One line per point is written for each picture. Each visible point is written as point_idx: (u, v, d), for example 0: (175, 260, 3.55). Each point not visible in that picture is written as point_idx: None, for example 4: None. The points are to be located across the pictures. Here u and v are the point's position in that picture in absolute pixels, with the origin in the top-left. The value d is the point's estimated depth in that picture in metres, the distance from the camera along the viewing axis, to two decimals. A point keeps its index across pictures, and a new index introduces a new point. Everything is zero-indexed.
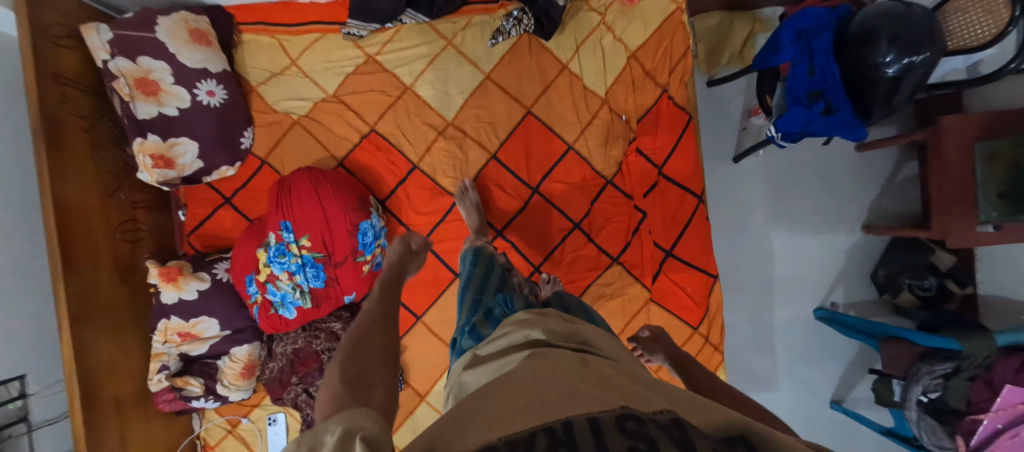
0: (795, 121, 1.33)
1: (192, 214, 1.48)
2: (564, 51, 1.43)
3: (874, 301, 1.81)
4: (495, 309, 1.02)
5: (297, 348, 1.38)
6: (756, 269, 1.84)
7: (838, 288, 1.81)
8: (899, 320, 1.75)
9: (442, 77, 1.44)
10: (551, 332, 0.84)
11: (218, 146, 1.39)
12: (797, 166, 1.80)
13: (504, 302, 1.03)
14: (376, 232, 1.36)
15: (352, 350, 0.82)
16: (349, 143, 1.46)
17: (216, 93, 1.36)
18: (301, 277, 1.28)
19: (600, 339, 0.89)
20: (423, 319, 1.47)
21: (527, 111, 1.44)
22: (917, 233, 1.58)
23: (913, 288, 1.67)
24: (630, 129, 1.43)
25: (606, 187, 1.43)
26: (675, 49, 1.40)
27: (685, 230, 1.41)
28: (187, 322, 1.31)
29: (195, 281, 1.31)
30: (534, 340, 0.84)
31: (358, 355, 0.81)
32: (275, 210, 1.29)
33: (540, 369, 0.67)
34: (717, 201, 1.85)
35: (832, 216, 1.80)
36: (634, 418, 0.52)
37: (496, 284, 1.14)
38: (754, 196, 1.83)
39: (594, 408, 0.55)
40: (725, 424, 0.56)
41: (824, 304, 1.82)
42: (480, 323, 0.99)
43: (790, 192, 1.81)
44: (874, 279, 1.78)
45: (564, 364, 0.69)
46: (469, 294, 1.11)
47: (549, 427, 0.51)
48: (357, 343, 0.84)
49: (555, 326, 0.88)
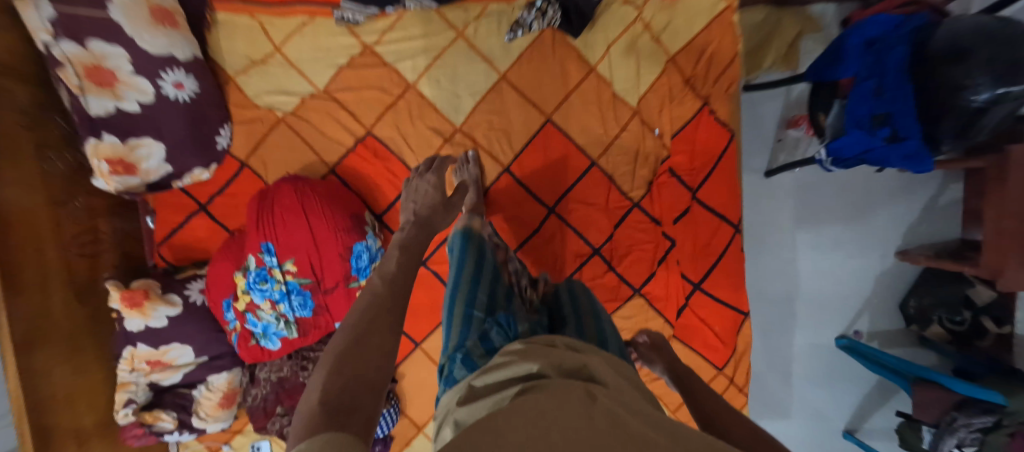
0: (854, 145, 1.18)
1: (163, 221, 1.30)
2: (593, 51, 1.23)
3: (899, 332, 1.71)
4: (492, 332, 0.87)
5: (282, 377, 1.26)
6: (777, 290, 1.73)
7: (863, 317, 1.71)
8: (922, 353, 1.68)
9: (450, 76, 1.25)
10: (558, 365, 0.69)
11: (189, 147, 1.19)
12: (831, 183, 1.67)
13: (502, 324, 0.89)
14: (372, 254, 1.20)
15: (345, 349, 0.69)
16: (343, 148, 1.28)
17: (186, 85, 1.16)
18: (285, 306, 1.13)
19: (615, 374, 0.73)
20: (423, 345, 1.35)
21: (547, 118, 1.26)
22: (962, 268, 1.42)
23: (944, 322, 1.57)
24: (663, 145, 1.26)
25: (632, 211, 1.27)
26: (721, 55, 1.21)
27: (718, 264, 1.25)
28: (156, 349, 1.17)
29: (164, 307, 1.16)
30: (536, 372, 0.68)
31: (353, 356, 0.68)
32: (255, 226, 1.11)
33: (540, 405, 0.52)
34: (751, 218, 1.74)
35: (864, 238, 1.68)
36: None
37: (496, 296, 0.99)
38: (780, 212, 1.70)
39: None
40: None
41: (846, 333, 1.72)
42: (475, 352, 0.83)
43: (820, 210, 1.68)
44: (904, 310, 1.68)
45: (569, 398, 0.54)
46: (460, 304, 0.96)
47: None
48: (354, 341, 0.71)
49: (563, 357, 0.72)
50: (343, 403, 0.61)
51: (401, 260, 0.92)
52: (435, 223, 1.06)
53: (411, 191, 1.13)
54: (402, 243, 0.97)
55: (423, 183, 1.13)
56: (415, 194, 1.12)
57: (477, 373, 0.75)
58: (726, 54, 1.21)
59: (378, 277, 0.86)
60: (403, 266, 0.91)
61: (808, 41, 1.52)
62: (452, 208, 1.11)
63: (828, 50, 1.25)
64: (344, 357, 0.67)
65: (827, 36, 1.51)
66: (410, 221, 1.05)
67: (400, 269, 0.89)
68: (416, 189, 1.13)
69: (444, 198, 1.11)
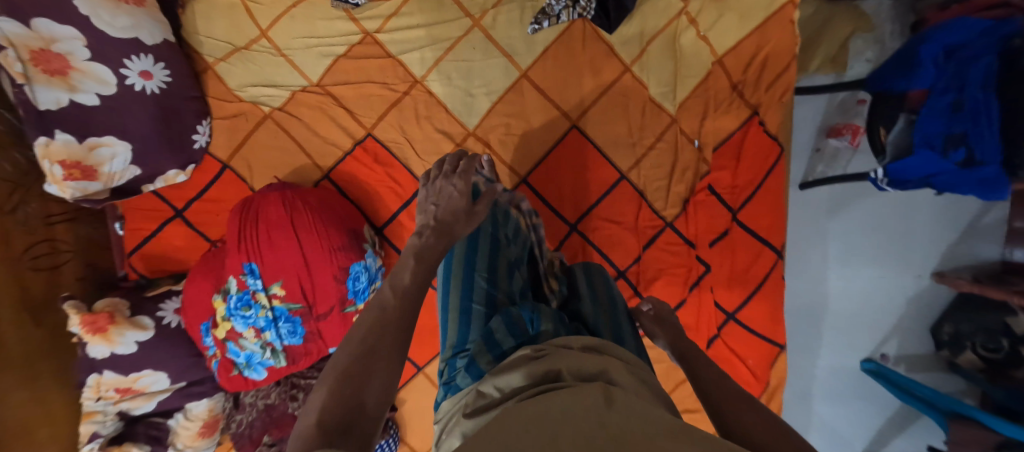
0: (919, 167, 1.05)
1: (133, 229, 1.15)
2: (629, 48, 1.07)
3: (928, 356, 1.61)
4: (497, 326, 0.79)
5: (269, 405, 1.12)
6: (803, 306, 1.62)
7: (891, 339, 1.60)
8: (951, 378, 1.60)
9: (464, 71, 1.09)
10: (570, 367, 0.61)
11: (161, 146, 1.03)
12: (868, 194, 1.56)
13: (508, 318, 0.80)
14: (371, 275, 1.05)
15: (350, 352, 0.60)
16: (339, 150, 1.13)
17: (156, 75, 0.99)
18: (272, 334, 0.99)
19: (634, 374, 0.65)
20: (426, 370, 1.23)
21: (572, 124, 1.10)
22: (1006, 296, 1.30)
23: (978, 348, 1.46)
24: (703, 159, 1.10)
25: (664, 231, 1.13)
26: (776, 59, 1.06)
27: (756, 293, 1.13)
28: (126, 376, 1.03)
29: (133, 331, 1.02)
30: (548, 376, 0.61)
31: (357, 360, 0.59)
32: (236, 243, 0.96)
33: (546, 424, 0.45)
34: (796, 228, 1.59)
35: (899, 256, 1.57)
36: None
37: (502, 284, 0.90)
38: (810, 225, 1.59)
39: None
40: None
41: (873, 356, 1.61)
42: (478, 353, 0.75)
43: (854, 225, 1.57)
44: (936, 335, 1.57)
45: (579, 412, 0.47)
46: (459, 297, 0.88)
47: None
48: (356, 341, 0.62)
49: (576, 356, 0.64)
50: (345, 422, 0.52)
51: (415, 268, 0.75)
52: (457, 231, 0.85)
53: (433, 192, 0.92)
54: (417, 250, 0.79)
55: (448, 186, 0.91)
56: (437, 197, 0.91)
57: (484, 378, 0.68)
58: (782, 57, 1.05)
59: (389, 288, 0.72)
60: (420, 277, 0.75)
61: (858, 41, 1.40)
62: (476, 215, 0.88)
63: (900, 53, 1.08)
64: (343, 361, 0.58)
65: (879, 35, 1.39)
66: (425, 229, 0.85)
67: (416, 281, 0.74)
68: (439, 192, 0.91)
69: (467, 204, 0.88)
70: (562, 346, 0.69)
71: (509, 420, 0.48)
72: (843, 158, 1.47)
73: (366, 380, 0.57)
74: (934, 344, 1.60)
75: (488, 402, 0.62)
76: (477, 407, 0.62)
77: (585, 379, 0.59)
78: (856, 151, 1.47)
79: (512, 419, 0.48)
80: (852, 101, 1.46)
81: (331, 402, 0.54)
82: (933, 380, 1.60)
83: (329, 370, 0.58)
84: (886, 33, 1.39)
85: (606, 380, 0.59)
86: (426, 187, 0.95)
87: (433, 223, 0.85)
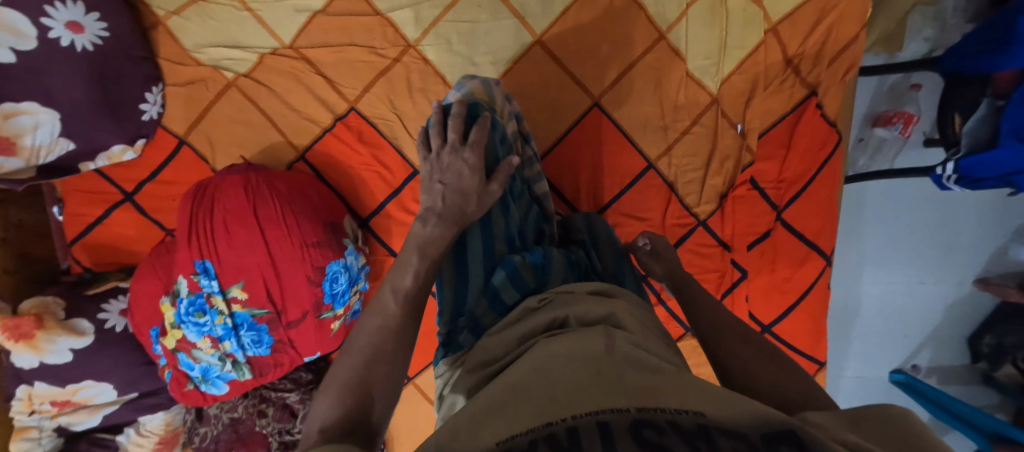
0: (1001, 163, 0.88)
1: (76, 214, 0.98)
2: (665, 10, 0.89)
3: (961, 367, 1.39)
4: (499, 280, 0.69)
5: (236, 419, 0.96)
6: (836, 308, 1.43)
7: (924, 349, 1.40)
8: (984, 390, 1.38)
9: (466, 35, 0.91)
10: (574, 311, 0.57)
11: (99, 117, 0.85)
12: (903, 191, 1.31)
13: (512, 268, 0.69)
14: (352, 275, 0.89)
15: (350, 363, 0.56)
16: (317, 127, 0.95)
17: (88, 29, 0.81)
18: (232, 345, 0.83)
19: (641, 313, 0.62)
20: (417, 380, 1.08)
21: (594, 101, 0.93)
22: None
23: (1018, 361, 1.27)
24: (746, 147, 0.94)
25: (696, 230, 0.97)
26: (842, 29, 0.88)
27: (798, 305, 0.98)
28: (63, 388, 0.87)
29: (67, 336, 0.86)
30: (552, 324, 0.57)
31: (359, 371, 0.54)
32: (187, 237, 0.79)
33: (543, 378, 0.44)
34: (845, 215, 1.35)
35: (942, 258, 1.34)
36: (656, 426, 0.33)
37: (500, 229, 0.75)
38: (846, 222, 1.36)
39: (606, 407, 0.36)
40: (766, 419, 0.35)
41: (902, 367, 1.42)
42: (479, 309, 0.68)
43: (891, 222, 1.34)
44: (974, 346, 1.36)
45: (578, 360, 0.45)
46: (451, 256, 0.73)
47: (546, 437, 0.33)
48: (356, 351, 0.57)
49: (580, 299, 0.60)
50: (350, 430, 0.48)
51: (420, 266, 0.65)
52: (468, 214, 0.69)
53: (438, 166, 0.70)
54: (420, 244, 0.66)
55: (457, 161, 0.69)
56: (444, 173, 0.69)
57: (486, 334, 0.64)
58: (850, 26, 0.87)
59: (390, 296, 0.62)
60: (425, 277, 0.64)
61: (916, 16, 1.13)
62: (489, 195, 0.71)
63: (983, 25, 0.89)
64: (346, 373, 0.54)
65: (940, 11, 1.12)
66: (430, 214, 0.68)
67: (418, 284, 0.63)
68: (446, 166, 0.69)
69: (480, 184, 0.70)
70: (564, 290, 0.65)
71: (509, 376, 0.47)
72: (889, 150, 1.22)
73: (370, 389, 0.53)
74: (969, 355, 1.38)
75: (493, 361, 0.57)
76: (480, 360, 0.59)
77: (591, 323, 0.56)
78: (904, 144, 1.22)
79: (512, 373, 0.48)
80: (904, 86, 1.18)
81: (336, 411, 0.50)
82: (965, 392, 1.39)
83: (330, 381, 0.55)
84: (949, 9, 1.11)
85: (613, 322, 0.56)
86: (430, 156, 0.72)
87: (444, 208, 0.68)
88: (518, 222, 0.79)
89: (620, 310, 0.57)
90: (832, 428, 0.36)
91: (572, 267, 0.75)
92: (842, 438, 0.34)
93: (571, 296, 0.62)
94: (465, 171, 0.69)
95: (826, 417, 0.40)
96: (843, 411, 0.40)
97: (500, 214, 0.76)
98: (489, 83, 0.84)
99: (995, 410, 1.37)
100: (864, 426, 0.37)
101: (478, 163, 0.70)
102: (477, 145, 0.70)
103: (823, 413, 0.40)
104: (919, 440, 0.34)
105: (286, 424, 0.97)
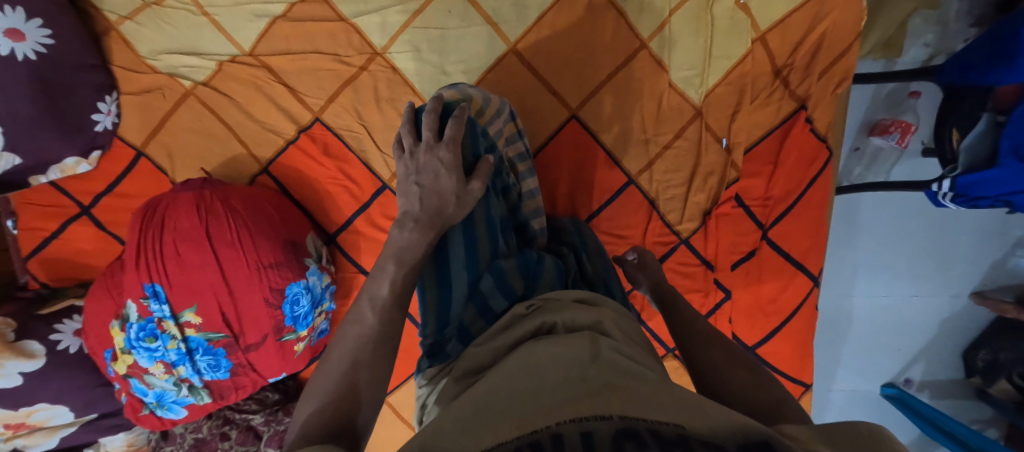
0: (999, 183, 0.83)
1: (30, 228, 0.94)
2: (646, 18, 0.84)
3: (954, 382, 1.28)
4: (486, 286, 0.65)
5: (200, 440, 0.92)
6: (827, 318, 1.29)
7: (916, 362, 1.28)
8: (978, 406, 1.27)
9: (436, 42, 0.86)
10: (561, 317, 0.55)
11: (46, 129, 0.81)
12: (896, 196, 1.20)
13: (499, 273, 0.66)
14: (315, 296, 0.85)
15: (335, 369, 0.52)
16: (281, 138, 0.91)
17: (29, 36, 0.76)
18: (187, 369, 0.80)
19: (627, 321, 0.59)
20: (393, 402, 1.05)
21: (571, 113, 0.88)
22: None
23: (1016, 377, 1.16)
24: (731, 163, 0.89)
25: (678, 248, 0.92)
26: (834, 38, 0.83)
27: (782, 328, 0.94)
28: (16, 411, 0.83)
29: (17, 360, 0.82)
30: (540, 330, 0.55)
31: (342, 380, 0.51)
32: (135, 259, 0.77)
33: (525, 383, 0.41)
34: (838, 214, 1.22)
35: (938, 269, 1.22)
36: (640, 439, 0.30)
37: (482, 235, 0.68)
38: (840, 230, 1.23)
39: (588, 413, 0.33)
40: (748, 427, 0.33)
41: (894, 381, 1.30)
42: (467, 317, 0.65)
43: (885, 226, 1.22)
44: (969, 361, 1.25)
45: (562, 367, 0.42)
46: (431, 267, 0.66)
47: (529, 445, 0.31)
48: (334, 362, 0.53)
49: (567, 306, 0.58)
50: (337, 432, 0.47)
51: (397, 273, 0.59)
52: (449, 216, 0.63)
53: (413, 167, 0.63)
54: (398, 252, 0.60)
55: (433, 160, 0.62)
56: (420, 174, 0.62)
57: (473, 342, 0.60)
58: (843, 36, 0.82)
59: (366, 305, 0.57)
60: (407, 287, 0.59)
61: (918, 20, 1.05)
62: (469, 194, 0.65)
63: (987, 34, 0.83)
64: (327, 382, 0.51)
65: (943, 14, 1.04)
66: (407, 220, 0.62)
67: (395, 293, 0.57)
68: (422, 167, 0.63)
69: (459, 184, 0.63)
70: (551, 296, 0.62)
71: (488, 384, 0.43)
72: (885, 160, 1.15)
73: (356, 393, 0.50)
74: (963, 369, 1.27)
75: (478, 371, 0.55)
76: (465, 370, 0.56)
77: (577, 330, 0.53)
78: (901, 154, 1.14)
79: (490, 382, 0.44)
80: (903, 93, 1.10)
81: (319, 417, 0.48)
82: (958, 409, 1.28)
83: (312, 389, 0.52)
84: (953, 12, 1.03)
85: (599, 329, 0.53)
86: (404, 157, 0.65)
87: (421, 211, 0.61)
88: (504, 227, 0.73)
89: (606, 317, 0.55)
90: (805, 442, 0.35)
91: (562, 273, 0.72)
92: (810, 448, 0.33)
93: (558, 302, 0.60)
94: (442, 172, 0.62)
95: (800, 430, 0.38)
96: (819, 424, 0.38)
97: (483, 214, 0.69)
98: (462, 85, 0.77)
99: (987, 426, 1.27)
100: (835, 436, 0.36)
101: (455, 162, 0.63)
102: (452, 141, 0.63)
103: (799, 426, 0.38)
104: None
105: (251, 447, 0.93)
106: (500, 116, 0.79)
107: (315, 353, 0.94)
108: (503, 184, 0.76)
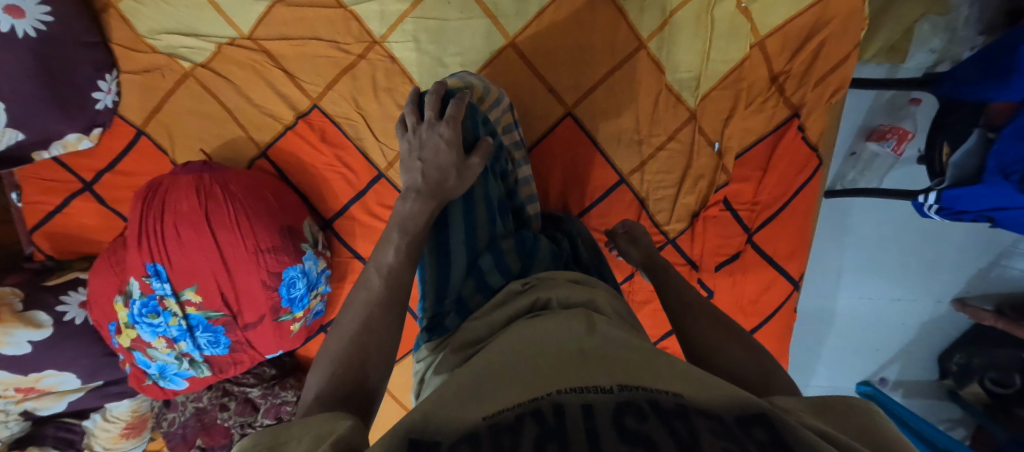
0: (985, 199, 0.85)
1: (32, 201, 0.96)
2: (647, 17, 0.84)
3: (927, 384, 1.33)
4: (485, 263, 0.68)
5: (200, 408, 0.98)
6: (810, 314, 1.32)
7: (893, 363, 1.32)
8: (948, 406, 1.32)
9: (435, 32, 0.86)
10: (556, 294, 0.57)
11: (46, 106, 0.82)
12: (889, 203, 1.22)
13: (498, 252, 0.69)
14: (311, 280, 0.88)
15: (341, 337, 0.55)
16: (279, 124, 0.92)
17: (28, 13, 0.76)
18: (188, 345, 0.84)
19: (620, 303, 0.62)
20: (393, 392, 1.11)
21: (567, 110, 0.89)
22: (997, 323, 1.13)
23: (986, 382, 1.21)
24: (722, 166, 0.90)
25: (666, 246, 0.95)
26: (831, 49, 0.83)
27: (761, 327, 0.97)
28: (26, 376, 0.88)
29: (25, 329, 0.85)
30: (535, 306, 0.57)
31: (351, 343, 0.54)
32: (139, 234, 0.79)
33: (523, 354, 0.44)
34: (829, 218, 1.23)
35: (924, 274, 1.24)
36: (638, 410, 0.33)
37: (482, 213, 0.71)
38: (829, 231, 1.24)
39: (588, 384, 0.37)
40: (742, 400, 0.36)
41: (870, 379, 1.35)
42: (466, 290, 0.66)
43: (876, 230, 1.22)
44: (943, 364, 1.29)
45: (558, 341, 0.45)
46: (430, 247, 0.69)
47: (532, 412, 0.34)
48: (344, 326, 0.56)
49: (560, 284, 0.60)
50: (346, 397, 0.49)
51: (402, 241, 0.62)
52: (449, 193, 0.66)
53: (417, 143, 0.65)
54: (402, 219, 0.63)
55: (434, 136, 0.64)
56: (423, 150, 0.65)
57: (471, 317, 0.62)
58: (840, 47, 0.83)
59: (373, 272, 0.60)
60: (407, 255, 0.61)
61: (925, 25, 1.02)
62: (469, 169, 0.67)
63: (986, 47, 0.82)
64: (337, 348, 0.54)
65: (952, 21, 0.99)
66: (410, 192, 0.65)
67: (401, 264, 0.60)
68: (424, 142, 0.65)
69: (459, 159, 0.66)
70: (547, 275, 0.65)
71: (487, 355, 0.46)
72: (879, 166, 1.15)
73: (364, 360, 0.52)
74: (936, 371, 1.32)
75: (475, 342, 0.58)
76: (463, 341, 0.59)
77: (571, 306, 0.56)
78: (896, 161, 1.14)
79: (485, 355, 0.47)
80: (903, 100, 1.09)
81: (328, 383, 0.50)
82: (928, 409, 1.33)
83: (322, 356, 0.54)
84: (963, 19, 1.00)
85: (591, 307, 0.56)
86: (408, 134, 0.67)
87: (423, 183, 0.64)
88: (502, 208, 0.75)
89: (600, 298, 0.58)
90: (800, 414, 0.38)
91: (557, 257, 0.74)
92: (809, 423, 0.36)
93: (554, 280, 0.62)
94: (443, 146, 0.64)
95: (792, 402, 0.41)
96: (810, 399, 0.41)
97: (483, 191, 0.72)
98: (465, 74, 0.79)
99: (955, 426, 1.31)
100: (831, 415, 0.39)
101: (457, 137, 0.65)
102: (454, 119, 0.65)
103: (790, 398, 0.41)
104: (880, 432, 0.36)
105: (248, 418, 0.98)
106: (499, 103, 0.81)
107: (310, 332, 0.97)
108: (501, 168, 0.78)
